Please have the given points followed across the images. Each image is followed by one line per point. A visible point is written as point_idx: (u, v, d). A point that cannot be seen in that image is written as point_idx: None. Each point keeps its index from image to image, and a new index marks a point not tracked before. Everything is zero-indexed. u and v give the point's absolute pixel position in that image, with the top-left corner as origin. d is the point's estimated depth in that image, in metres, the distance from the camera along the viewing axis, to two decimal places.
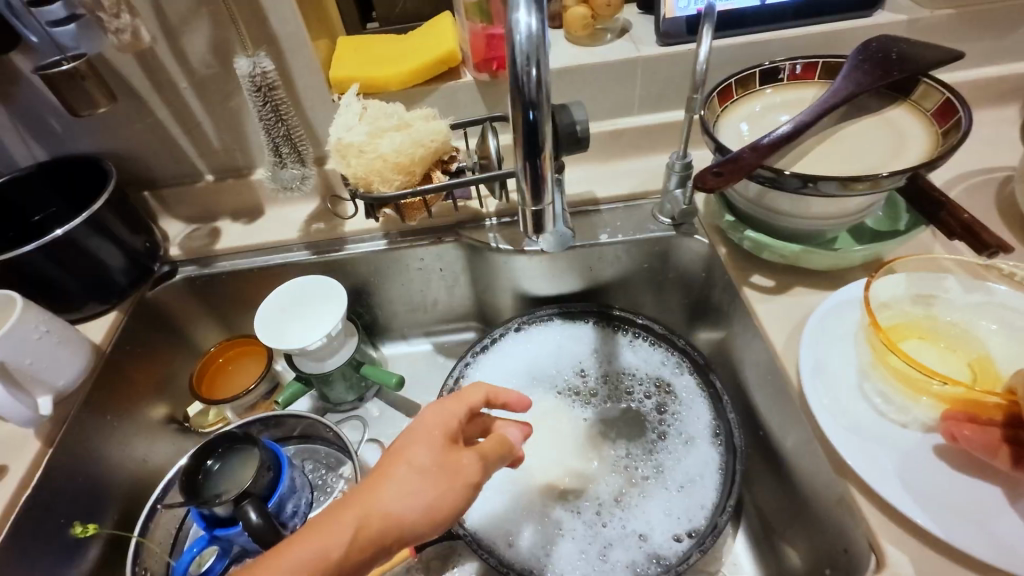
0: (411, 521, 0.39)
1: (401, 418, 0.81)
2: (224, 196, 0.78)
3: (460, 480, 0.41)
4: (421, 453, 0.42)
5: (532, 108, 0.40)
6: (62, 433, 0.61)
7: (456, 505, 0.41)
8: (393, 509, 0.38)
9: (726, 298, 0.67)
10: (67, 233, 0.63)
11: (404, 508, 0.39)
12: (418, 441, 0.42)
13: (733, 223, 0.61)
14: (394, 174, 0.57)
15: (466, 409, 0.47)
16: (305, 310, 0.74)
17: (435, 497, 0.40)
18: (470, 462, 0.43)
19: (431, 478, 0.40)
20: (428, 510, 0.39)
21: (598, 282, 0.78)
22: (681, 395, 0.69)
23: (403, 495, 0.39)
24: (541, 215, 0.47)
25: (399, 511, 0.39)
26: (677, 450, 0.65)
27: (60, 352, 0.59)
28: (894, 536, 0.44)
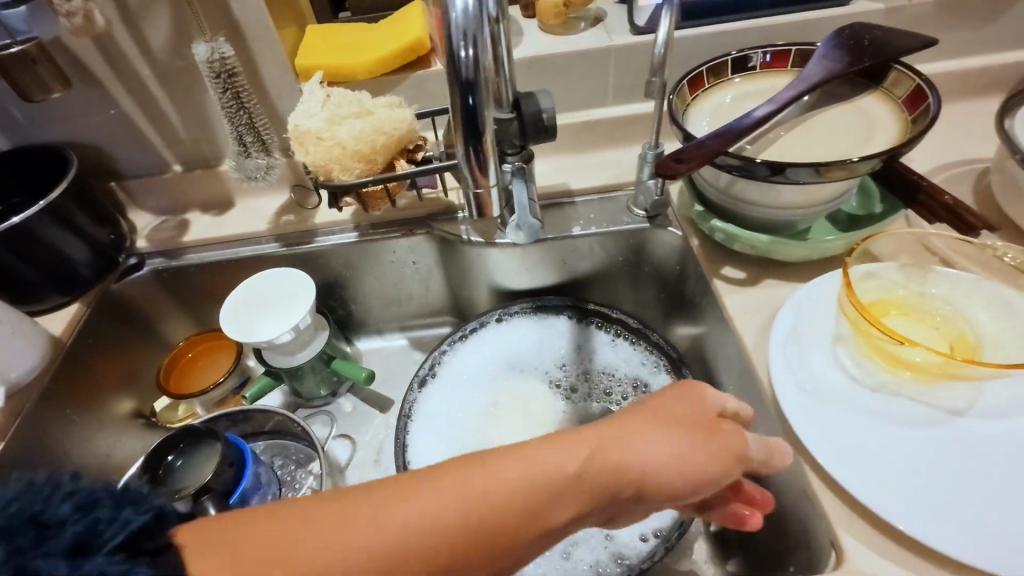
0: (652, 471, 0.37)
1: (373, 414, 0.80)
2: (193, 187, 0.77)
3: (727, 450, 0.38)
4: (683, 411, 0.39)
5: (470, 92, 0.45)
6: (14, 427, 0.60)
7: (706, 470, 0.37)
8: (639, 459, 0.37)
9: (698, 291, 0.66)
10: (23, 222, 0.61)
11: (648, 457, 0.37)
12: (687, 402, 0.40)
13: (702, 214, 0.60)
14: (354, 163, 0.56)
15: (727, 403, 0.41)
16: (272, 303, 0.72)
17: (683, 458, 0.37)
18: (733, 434, 0.39)
19: (680, 439, 0.38)
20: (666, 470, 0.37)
21: (577, 276, 0.77)
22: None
23: (654, 450, 0.37)
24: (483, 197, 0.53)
25: (657, 471, 0.37)
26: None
27: (14, 344, 0.58)
28: (855, 532, 0.43)
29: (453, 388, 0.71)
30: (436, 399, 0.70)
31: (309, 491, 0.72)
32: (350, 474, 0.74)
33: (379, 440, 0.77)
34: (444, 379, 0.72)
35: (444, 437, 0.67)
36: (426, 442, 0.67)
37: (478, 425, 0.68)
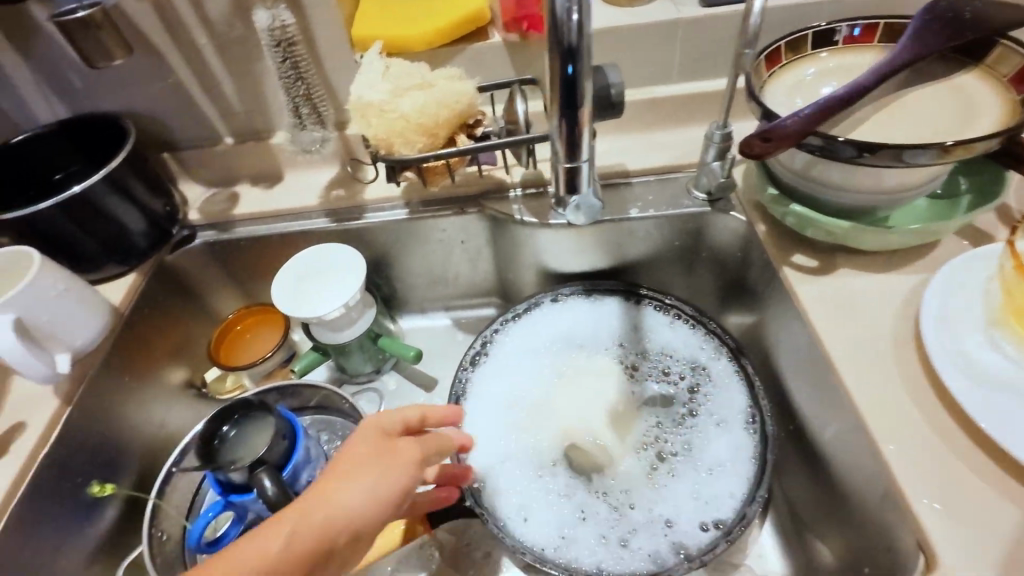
0: (365, 509, 0.42)
1: (418, 393, 0.80)
2: (245, 160, 0.76)
3: (404, 462, 0.45)
4: (363, 449, 0.45)
5: (571, 62, 0.43)
6: (81, 391, 0.60)
7: (400, 488, 0.44)
8: (344, 505, 0.42)
9: (763, 279, 0.63)
10: (83, 190, 0.61)
11: (351, 501, 0.42)
12: (359, 445, 0.45)
13: (776, 197, 0.56)
14: (417, 136, 0.55)
15: (401, 423, 0.49)
16: (321, 279, 0.71)
17: (384, 480, 0.44)
18: (408, 444, 0.47)
19: (375, 473, 0.44)
20: (349, 513, 0.42)
21: (632, 259, 0.75)
22: (717, 380, 0.66)
23: (355, 494, 0.42)
24: (574, 172, 0.53)
25: (354, 509, 0.42)
26: (707, 430, 0.62)
27: (78, 311, 0.58)
28: (958, 538, 0.40)
29: (507, 368, 0.70)
30: (490, 379, 0.70)
31: None
32: None
33: None
34: (498, 360, 0.71)
35: (500, 416, 0.67)
36: (480, 423, 0.66)
37: (535, 406, 0.67)
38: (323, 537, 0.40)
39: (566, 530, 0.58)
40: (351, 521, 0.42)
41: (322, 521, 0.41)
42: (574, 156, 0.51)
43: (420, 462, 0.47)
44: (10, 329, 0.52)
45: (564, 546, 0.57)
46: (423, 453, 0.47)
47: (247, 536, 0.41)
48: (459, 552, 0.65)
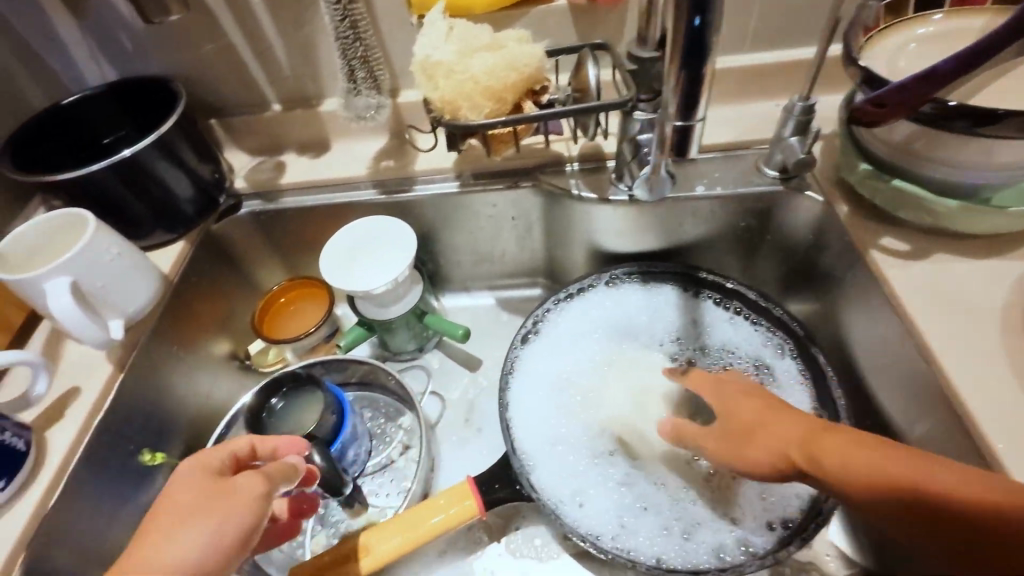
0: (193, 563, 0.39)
1: (462, 372, 0.78)
2: (292, 128, 0.74)
3: (240, 501, 0.42)
4: (187, 491, 0.42)
5: (699, 14, 0.44)
6: (132, 358, 0.59)
7: (238, 532, 0.41)
8: (172, 560, 0.39)
9: (841, 263, 0.59)
10: (134, 154, 0.60)
11: (180, 555, 0.39)
12: (183, 487, 0.43)
13: (871, 172, 0.54)
14: (484, 101, 0.52)
15: (229, 457, 0.47)
16: (370, 252, 0.69)
17: (221, 529, 0.41)
18: (246, 480, 0.44)
19: (213, 517, 0.41)
20: (182, 564, 0.39)
21: (692, 242, 0.71)
22: (781, 380, 0.62)
23: (191, 542, 0.40)
24: (687, 133, 0.55)
25: (187, 563, 0.39)
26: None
27: (131, 277, 0.57)
28: None
29: (558, 351, 0.68)
30: (540, 361, 0.67)
31: (401, 445, 0.71)
32: (440, 431, 0.73)
33: (468, 399, 0.75)
34: (550, 342, 0.68)
35: (550, 399, 0.64)
36: (530, 405, 0.64)
37: (587, 394, 0.64)
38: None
39: (620, 519, 0.56)
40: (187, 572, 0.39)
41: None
42: (689, 114, 0.53)
43: (262, 502, 0.43)
44: (66, 291, 0.51)
45: (622, 535, 0.55)
46: (269, 484, 0.45)
47: None
48: (508, 536, 0.63)
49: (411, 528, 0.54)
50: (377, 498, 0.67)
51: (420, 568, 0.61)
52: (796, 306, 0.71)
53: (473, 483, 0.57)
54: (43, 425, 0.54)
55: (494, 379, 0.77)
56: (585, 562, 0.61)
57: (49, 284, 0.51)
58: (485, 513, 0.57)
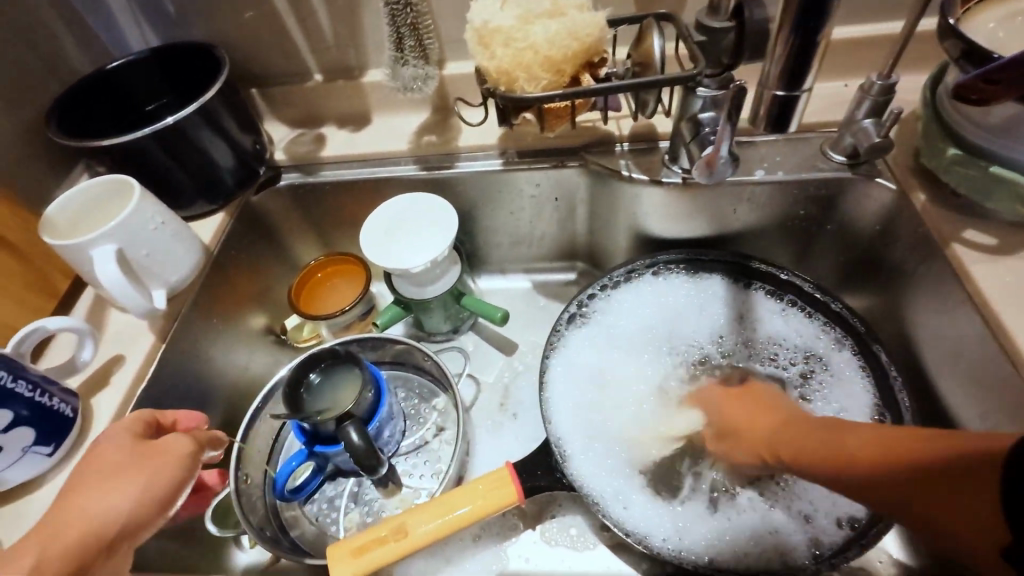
0: (124, 513, 0.43)
1: (497, 356, 0.76)
2: (333, 99, 0.72)
3: (169, 460, 0.46)
4: (112, 453, 0.45)
5: None
6: (174, 329, 0.59)
7: (167, 487, 0.46)
8: (100, 510, 0.43)
9: (914, 257, 0.57)
10: (178, 122, 0.59)
11: (109, 507, 0.43)
12: (108, 449, 0.46)
13: (963, 157, 0.51)
14: (543, 72, 0.49)
15: (151, 423, 0.49)
16: (410, 229, 0.68)
17: (151, 484, 0.45)
18: (172, 441, 0.48)
19: (143, 475, 0.45)
20: (107, 515, 0.43)
21: (745, 229, 0.67)
22: (835, 373, 0.60)
23: (121, 496, 0.43)
24: (790, 102, 0.49)
25: (116, 512, 0.43)
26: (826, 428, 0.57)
27: (175, 247, 0.56)
28: None
29: (598, 343, 0.65)
30: (580, 352, 0.65)
31: (435, 426, 0.70)
32: (474, 415, 0.72)
33: (503, 383, 0.74)
34: (590, 333, 0.66)
35: (589, 392, 0.62)
36: (569, 396, 0.62)
37: (626, 389, 0.63)
38: (83, 541, 0.41)
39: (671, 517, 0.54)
40: (116, 524, 0.43)
41: (80, 532, 0.41)
42: (793, 86, 0.48)
43: (189, 460, 0.48)
44: (113, 260, 0.50)
45: (681, 535, 0.53)
46: (196, 444, 0.49)
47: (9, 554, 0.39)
48: (543, 524, 0.62)
49: (450, 512, 0.52)
50: (410, 479, 0.66)
51: (454, 552, 0.60)
52: (853, 301, 0.67)
53: (513, 470, 0.55)
54: (89, 391, 0.54)
55: (530, 363, 0.75)
56: (623, 555, 0.59)
57: (95, 251, 0.50)
58: (525, 501, 0.55)
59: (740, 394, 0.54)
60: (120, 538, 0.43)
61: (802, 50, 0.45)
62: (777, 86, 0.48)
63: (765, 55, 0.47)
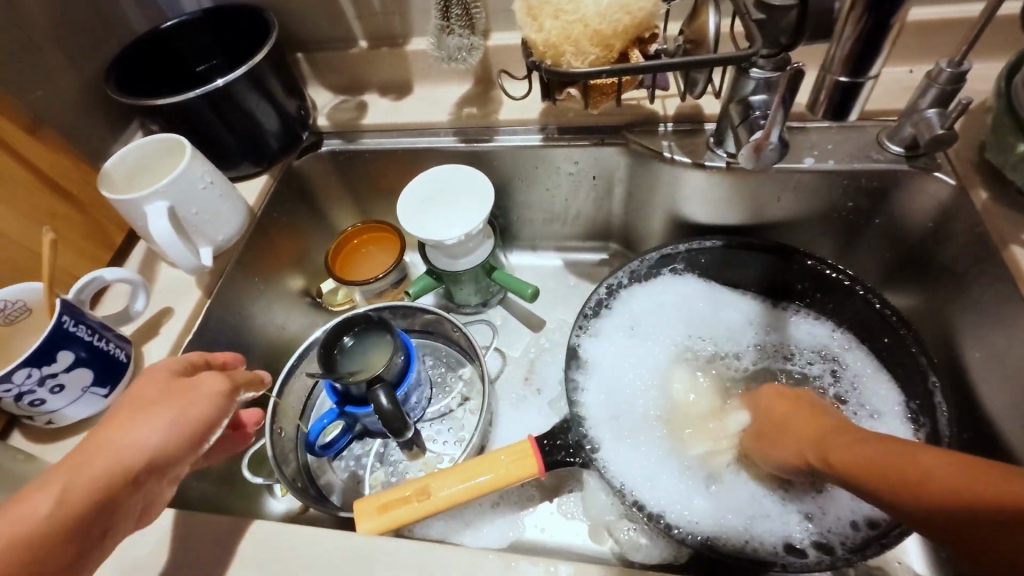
0: (155, 446, 0.38)
1: (525, 331, 0.77)
2: (376, 67, 0.73)
3: (204, 394, 0.41)
4: (148, 387, 0.41)
5: None
6: (219, 285, 0.61)
7: (204, 418, 0.40)
8: (129, 442, 0.37)
9: (969, 257, 0.54)
10: (227, 84, 0.60)
11: (139, 441, 0.37)
12: (145, 384, 0.41)
13: None
14: (592, 47, 0.49)
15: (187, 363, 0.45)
16: (446, 201, 0.68)
17: (184, 417, 0.39)
18: (209, 378, 0.43)
19: (177, 406, 0.40)
20: (137, 449, 0.37)
21: (787, 219, 0.65)
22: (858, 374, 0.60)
23: (150, 426, 0.38)
24: (854, 89, 0.48)
25: (146, 445, 0.37)
26: (854, 427, 0.58)
27: (221, 206, 0.58)
28: None
29: (624, 333, 0.65)
30: (607, 341, 0.65)
31: (460, 396, 0.72)
32: (499, 387, 0.73)
33: (529, 359, 0.75)
34: (618, 321, 0.66)
35: (614, 381, 0.63)
36: (596, 382, 0.62)
37: (649, 380, 0.63)
38: (113, 475, 0.36)
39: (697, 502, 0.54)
40: (146, 455, 0.37)
41: (110, 464, 0.36)
42: (859, 72, 0.46)
43: (223, 399, 0.42)
44: (164, 217, 0.52)
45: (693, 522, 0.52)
46: (232, 383, 0.44)
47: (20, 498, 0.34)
48: (561, 497, 0.63)
49: (471, 479, 0.54)
50: (434, 444, 0.69)
51: (473, 516, 0.62)
52: (896, 299, 0.65)
53: (535, 444, 0.56)
54: (141, 338, 0.57)
55: (557, 341, 0.76)
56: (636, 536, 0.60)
57: (148, 207, 0.52)
58: (545, 474, 0.56)
59: (810, 405, 0.49)
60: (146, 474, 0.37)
61: (874, 34, 0.43)
62: (841, 72, 0.47)
63: (833, 37, 0.46)
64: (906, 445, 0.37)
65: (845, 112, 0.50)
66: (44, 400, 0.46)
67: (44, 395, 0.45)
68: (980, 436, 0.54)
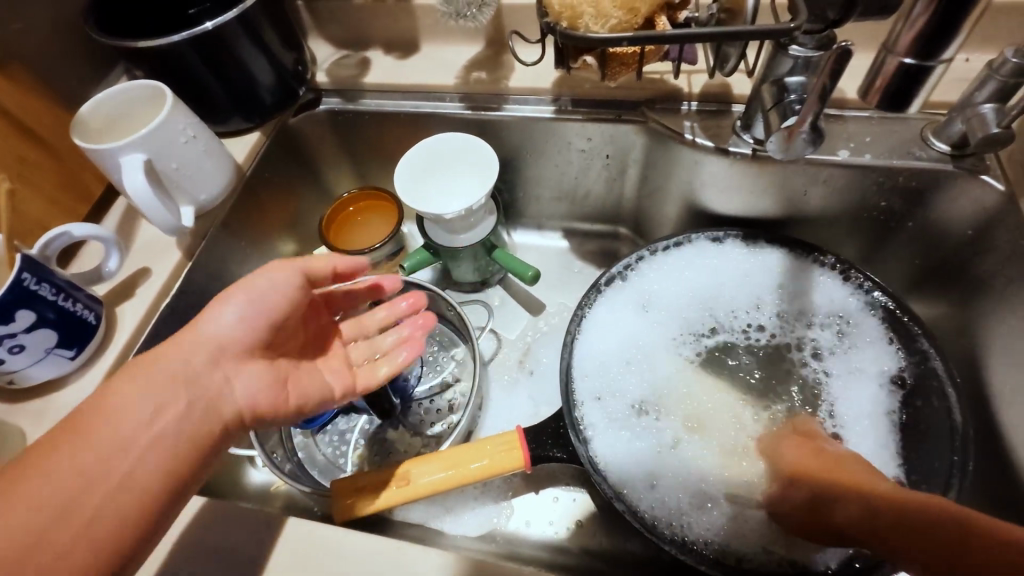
0: (276, 298, 0.46)
1: (523, 315, 0.73)
2: (382, 21, 0.67)
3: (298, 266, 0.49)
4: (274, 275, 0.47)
5: None
6: (201, 248, 0.57)
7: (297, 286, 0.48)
8: (262, 291, 0.46)
9: (1009, 271, 0.50)
10: (215, 29, 0.55)
11: (274, 287, 0.46)
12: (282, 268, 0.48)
13: None
14: (613, 9, 0.44)
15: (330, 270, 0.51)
16: (446, 172, 0.65)
17: (280, 285, 0.47)
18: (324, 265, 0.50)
19: (283, 275, 0.47)
20: (258, 302, 0.45)
21: (812, 214, 0.60)
22: (878, 337, 0.55)
23: (269, 280, 0.46)
24: (918, 73, 0.42)
25: (269, 290, 0.46)
26: (873, 392, 0.54)
27: (205, 163, 0.55)
28: None
29: (623, 311, 0.61)
30: (606, 326, 0.60)
31: (451, 377, 0.69)
32: (492, 369, 0.70)
33: (525, 342, 0.72)
34: (619, 303, 0.61)
35: (614, 368, 0.58)
36: (595, 365, 0.58)
37: (654, 363, 0.59)
38: (257, 324, 0.45)
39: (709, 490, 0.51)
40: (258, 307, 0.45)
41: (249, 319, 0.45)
42: (928, 53, 0.41)
43: (294, 293, 0.47)
44: (140, 170, 0.49)
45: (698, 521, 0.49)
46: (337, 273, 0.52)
47: (174, 351, 0.42)
48: (548, 490, 0.61)
49: (455, 467, 0.52)
50: (421, 425, 0.66)
51: (455, 503, 0.60)
52: (919, 309, 0.60)
53: (523, 435, 0.53)
54: (116, 298, 0.54)
55: (556, 326, 0.72)
56: (614, 524, 0.58)
57: (123, 159, 0.48)
58: (531, 468, 0.53)
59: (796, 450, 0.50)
60: (262, 329, 0.45)
61: (951, 11, 0.38)
62: (906, 53, 0.41)
63: (899, 13, 0.41)
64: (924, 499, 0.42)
65: (906, 101, 0.45)
66: (3, 360, 0.43)
67: (3, 356, 0.43)
68: (999, 463, 0.50)
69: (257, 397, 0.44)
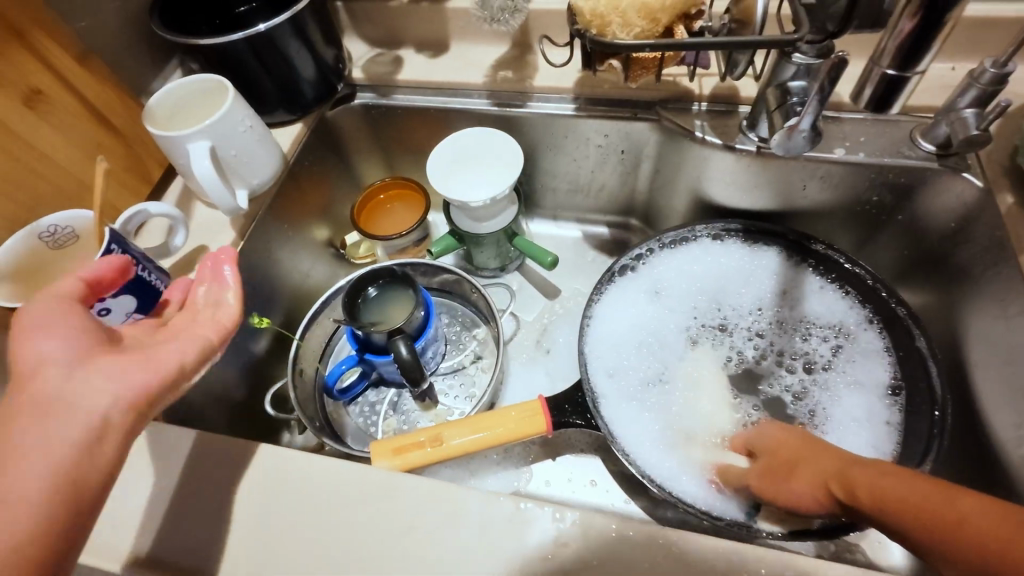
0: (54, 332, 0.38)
1: (540, 298, 0.79)
2: (414, 21, 0.72)
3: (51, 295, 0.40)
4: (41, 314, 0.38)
5: None
6: (252, 229, 0.63)
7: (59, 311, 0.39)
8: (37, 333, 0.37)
9: (984, 260, 0.56)
10: (269, 29, 0.60)
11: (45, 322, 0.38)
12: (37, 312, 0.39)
13: None
14: (637, 19, 0.50)
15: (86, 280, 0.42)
16: (473, 163, 0.70)
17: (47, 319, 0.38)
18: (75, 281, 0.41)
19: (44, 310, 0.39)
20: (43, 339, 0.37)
21: (811, 209, 0.66)
22: (866, 343, 0.60)
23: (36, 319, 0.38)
24: (897, 84, 0.48)
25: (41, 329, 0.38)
26: (852, 393, 0.59)
27: (258, 151, 0.60)
28: None
29: (639, 297, 0.67)
30: (619, 313, 0.66)
31: (473, 355, 0.74)
32: (511, 349, 0.76)
33: (542, 324, 0.77)
34: (639, 287, 0.67)
35: (629, 346, 0.64)
36: (609, 342, 0.64)
37: (664, 349, 0.65)
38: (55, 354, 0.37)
39: (704, 466, 0.56)
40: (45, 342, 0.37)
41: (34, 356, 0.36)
42: (907, 65, 0.46)
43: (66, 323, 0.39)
44: (206, 156, 0.54)
45: (677, 486, 0.55)
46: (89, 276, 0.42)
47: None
48: (563, 456, 0.66)
49: (481, 431, 0.57)
50: (446, 398, 0.72)
51: (479, 467, 0.65)
52: (908, 297, 0.66)
53: (544, 403, 0.58)
54: (176, 273, 0.59)
55: (571, 309, 0.78)
56: (623, 487, 0.63)
57: (191, 146, 0.54)
58: (551, 432, 0.58)
59: (804, 437, 0.48)
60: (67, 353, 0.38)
61: (926, 31, 0.43)
62: (889, 65, 0.47)
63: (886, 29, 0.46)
64: (943, 486, 0.36)
65: (887, 106, 0.50)
66: None
67: (92, 317, 0.48)
68: (973, 433, 0.56)
69: (124, 395, 0.38)
